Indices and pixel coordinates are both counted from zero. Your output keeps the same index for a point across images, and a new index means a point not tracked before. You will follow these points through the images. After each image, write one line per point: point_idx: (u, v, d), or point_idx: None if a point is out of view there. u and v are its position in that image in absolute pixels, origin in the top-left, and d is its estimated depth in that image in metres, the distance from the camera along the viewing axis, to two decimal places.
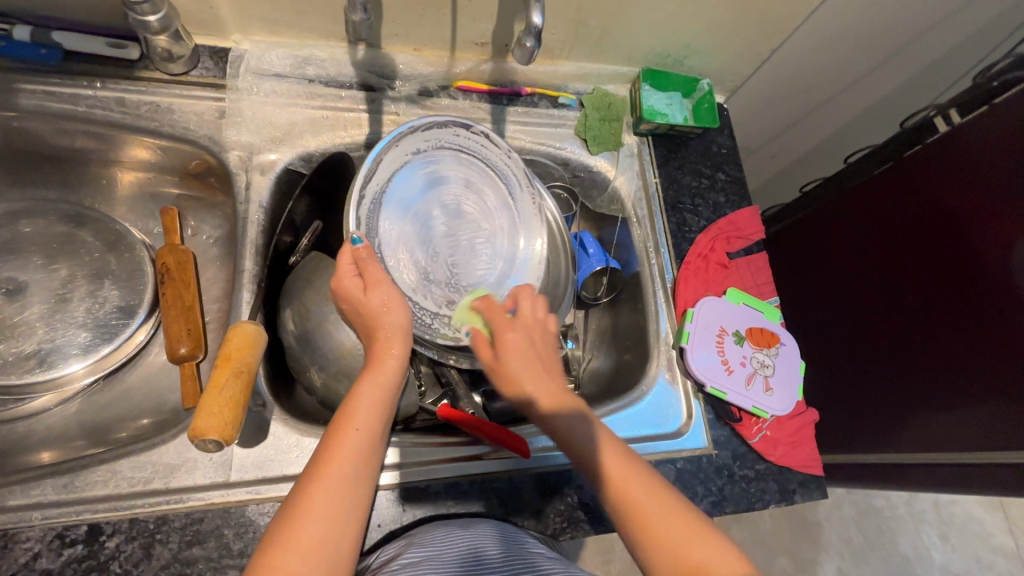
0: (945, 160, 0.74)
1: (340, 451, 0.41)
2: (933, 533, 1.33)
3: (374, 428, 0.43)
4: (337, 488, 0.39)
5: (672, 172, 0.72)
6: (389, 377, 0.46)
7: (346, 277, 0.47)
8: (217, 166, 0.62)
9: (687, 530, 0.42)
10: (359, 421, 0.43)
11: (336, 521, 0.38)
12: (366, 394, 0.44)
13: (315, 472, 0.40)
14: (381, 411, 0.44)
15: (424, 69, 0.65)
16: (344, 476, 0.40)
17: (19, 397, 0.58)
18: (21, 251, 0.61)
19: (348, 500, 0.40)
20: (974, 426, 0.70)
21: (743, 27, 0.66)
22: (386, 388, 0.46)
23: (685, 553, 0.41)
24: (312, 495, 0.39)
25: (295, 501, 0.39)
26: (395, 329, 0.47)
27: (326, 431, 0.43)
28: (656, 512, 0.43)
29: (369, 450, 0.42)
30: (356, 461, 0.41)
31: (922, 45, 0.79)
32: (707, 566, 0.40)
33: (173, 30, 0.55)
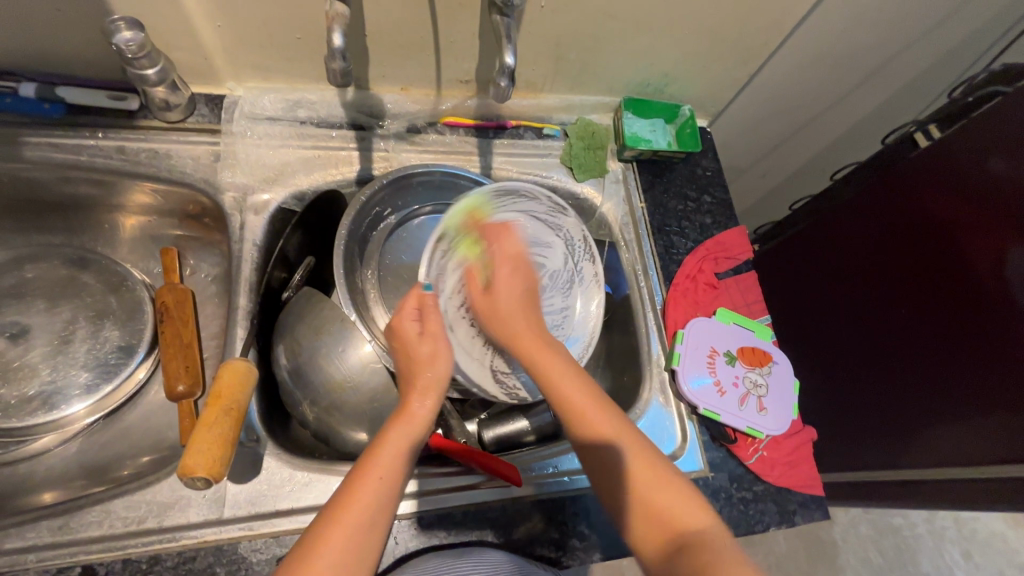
0: (929, 174, 0.75)
1: (362, 495, 0.41)
2: (957, 551, 1.29)
3: (398, 474, 0.43)
4: (358, 528, 0.40)
5: (657, 196, 0.73)
6: (418, 423, 0.46)
7: (406, 318, 0.50)
8: (212, 207, 0.64)
9: (662, 486, 0.44)
10: (386, 463, 0.42)
11: (352, 562, 0.38)
12: (396, 437, 0.44)
13: (336, 515, 0.40)
14: (405, 459, 0.44)
15: (411, 107, 0.68)
16: (365, 520, 0.40)
17: (20, 439, 0.59)
18: (26, 295, 0.63)
19: (365, 544, 0.40)
20: (980, 443, 0.69)
21: (718, 55, 0.68)
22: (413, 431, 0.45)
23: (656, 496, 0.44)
24: (332, 537, 0.39)
25: (309, 543, 0.39)
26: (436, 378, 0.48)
27: (351, 472, 0.42)
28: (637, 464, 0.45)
29: (392, 495, 0.42)
30: (380, 507, 0.41)
31: (899, 64, 0.80)
32: (681, 520, 0.43)
33: (170, 81, 0.58)
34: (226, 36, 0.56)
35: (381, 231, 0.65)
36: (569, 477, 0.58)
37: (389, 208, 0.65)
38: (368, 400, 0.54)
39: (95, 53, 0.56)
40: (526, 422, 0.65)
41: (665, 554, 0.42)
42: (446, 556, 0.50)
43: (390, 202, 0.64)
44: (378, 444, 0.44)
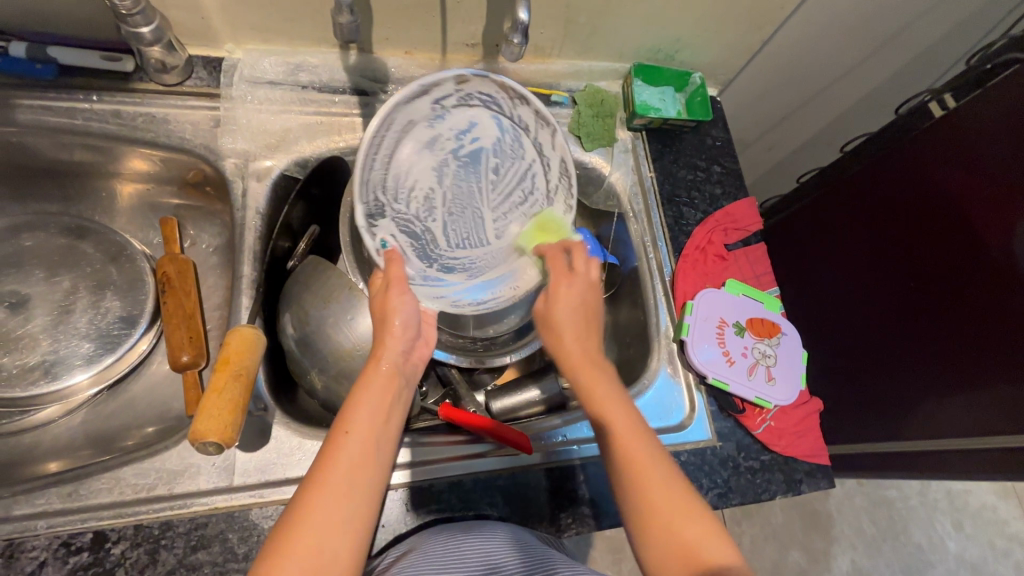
0: (941, 145, 0.74)
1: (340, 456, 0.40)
2: (948, 522, 1.32)
3: (370, 430, 0.42)
4: (338, 490, 0.39)
5: (667, 166, 0.72)
6: (387, 379, 0.46)
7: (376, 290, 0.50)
8: (213, 174, 0.63)
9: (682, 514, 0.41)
10: (360, 422, 0.42)
11: (335, 528, 0.37)
12: (365, 394, 0.44)
13: (315, 480, 0.39)
14: (372, 418, 0.43)
15: (416, 71, 0.66)
16: (339, 479, 0.39)
17: (25, 409, 0.59)
18: (24, 265, 0.62)
19: (343, 514, 0.38)
20: (984, 414, 0.70)
21: (733, 20, 0.66)
22: (382, 390, 0.45)
23: (680, 531, 0.41)
24: (309, 506, 0.38)
25: (291, 513, 0.38)
26: (401, 332, 0.48)
27: (326, 438, 0.42)
28: (660, 499, 0.42)
29: (369, 453, 0.41)
30: (357, 469, 0.40)
31: (915, 31, 0.78)
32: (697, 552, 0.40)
33: (167, 41, 0.55)
34: None
35: None
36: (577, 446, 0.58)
37: None
38: None
39: (87, 11, 0.54)
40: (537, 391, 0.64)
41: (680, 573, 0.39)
42: (456, 528, 0.50)
43: None
44: (352, 403, 0.43)
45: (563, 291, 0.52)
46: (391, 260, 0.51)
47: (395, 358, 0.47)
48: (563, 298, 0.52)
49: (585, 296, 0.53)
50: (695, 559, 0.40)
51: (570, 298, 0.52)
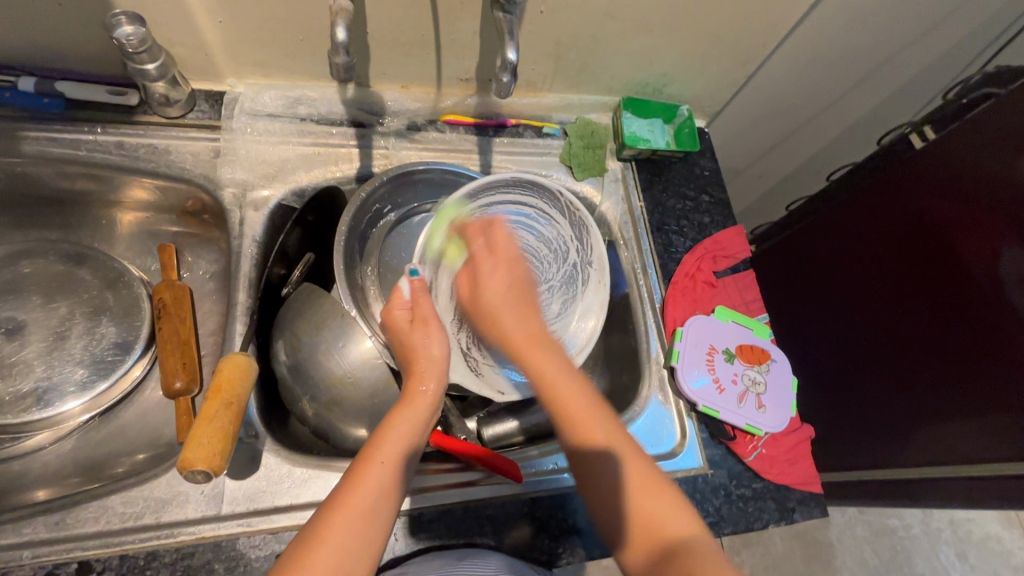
0: (924, 174, 0.75)
1: (368, 482, 0.40)
2: (952, 552, 1.29)
3: (403, 458, 0.43)
4: (361, 516, 0.39)
5: (656, 196, 0.74)
6: (423, 410, 0.46)
7: (397, 308, 0.51)
8: (212, 203, 0.64)
9: (662, 509, 0.43)
10: (391, 452, 0.42)
11: (354, 553, 0.38)
12: (399, 422, 0.45)
13: (340, 501, 0.39)
14: (407, 446, 0.44)
15: (411, 105, 0.68)
16: (369, 504, 0.39)
17: (15, 436, 0.59)
18: (21, 291, 0.63)
19: (368, 533, 0.39)
20: (973, 440, 0.70)
21: (718, 56, 0.69)
22: (419, 420, 0.46)
23: (644, 502, 0.44)
24: (335, 522, 0.38)
25: (310, 537, 0.38)
26: (439, 362, 0.49)
27: (353, 464, 0.42)
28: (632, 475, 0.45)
29: (397, 481, 0.42)
30: (384, 491, 0.41)
31: (895, 66, 0.81)
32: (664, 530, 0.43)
33: (171, 77, 0.58)
34: (227, 33, 0.56)
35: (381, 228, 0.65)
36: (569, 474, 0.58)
37: (389, 205, 0.65)
38: (369, 395, 0.54)
39: (96, 49, 0.56)
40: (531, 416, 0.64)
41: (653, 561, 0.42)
42: (446, 556, 0.50)
43: (390, 199, 0.64)
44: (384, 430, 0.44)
45: (490, 274, 0.55)
46: (415, 292, 0.52)
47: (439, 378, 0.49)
48: (490, 278, 0.55)
49: (512, 274, 0.55)
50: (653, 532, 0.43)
51: (498, 280, 0.55)
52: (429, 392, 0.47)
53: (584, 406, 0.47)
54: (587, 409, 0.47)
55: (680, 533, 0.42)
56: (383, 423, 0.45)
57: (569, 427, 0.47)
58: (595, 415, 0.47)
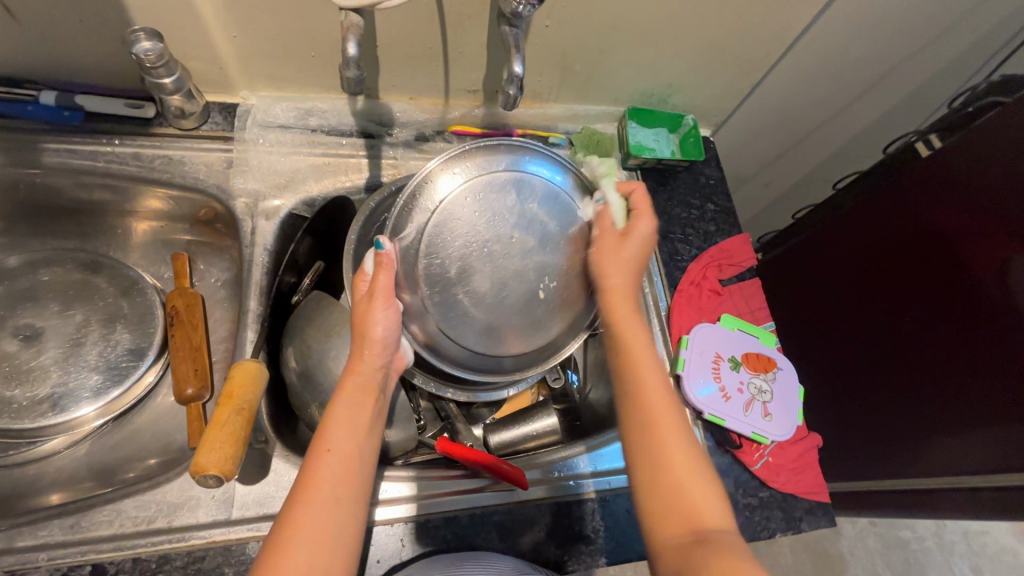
0: (931, 182, 0.75)
1: (320, 480, 0.41)
2: (965, 565, 1.27)
3: (352, 445, 0.43)
4: (322, 512, 0.39)
5: (662, 204, 0.74)
6: (361, 394, 0.46)
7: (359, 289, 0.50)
8: (224, 212, 0.65)
9: (688, 474, 0.42)
10: (337, 441, 0.42)
11: (323, 552, 0.38)
12: (343, 411, 0.44)
13: (295, 495, 0.40)
14: (351, 432, 0.44)
15: (419, 116, 0.69)
16: (327, 498, 0.40)
17: (31, 440, 0.60)
18: (39, 298, 0.64)
19: (332, 525, 0.39)
20: (985, 452, 0.70)
21: (722, 67, 0.70)
22: (358, 403, 0.45)
23: (688, 497, 0.41)
24: (297, 519, 0.39)
25: (277, 532, 0.38)
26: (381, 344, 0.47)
27: (301, 466, 0.42)
28: (674, 446, 0.43)
29: (350, 468, 0.42)
30: (340, 481, 0.41)
31: (900, 75, 0.82)
32: (700, 514, 0.41)
33: (187, 90, 0.59)
34: (242, 47, 0.57)
35: None
36: (574, 482, 0.58)
37: None
38: None
39: (115, 64, 0.58)
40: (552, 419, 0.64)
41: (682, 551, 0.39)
42: (448, 558, 0.50)
43: None
44: (326, 420, 0.44)
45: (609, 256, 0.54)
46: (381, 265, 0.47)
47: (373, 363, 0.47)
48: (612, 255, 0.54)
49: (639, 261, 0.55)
50: (691, 520, 0.41)
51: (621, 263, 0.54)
52: (359, 377, 0.46)
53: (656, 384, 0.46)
54: (656, 390, 0.46)
55: (714, 523, 0.40)
56: (327, 413, 0.44)
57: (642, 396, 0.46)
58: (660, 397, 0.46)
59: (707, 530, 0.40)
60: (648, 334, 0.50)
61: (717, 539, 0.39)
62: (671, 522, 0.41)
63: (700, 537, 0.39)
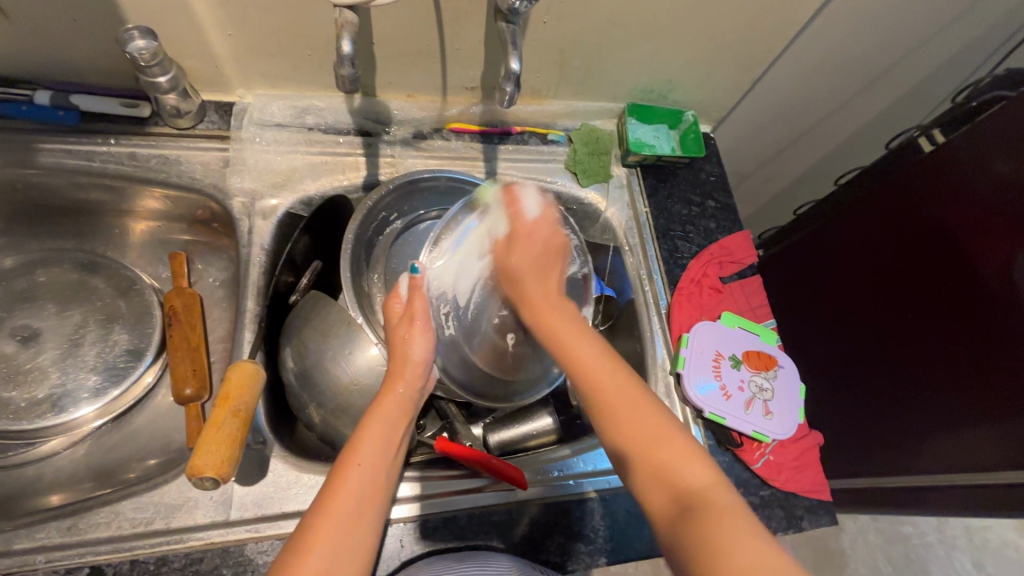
0: (934, 177, 0.75)
1: (350, 487, 0.41)
2: (968, 561, 1.27)
3: (381, 461, 0.44)
4: (347, 525, 0.39)
5: (661, 201, 0.74)
6: (395, 409, 0.47)
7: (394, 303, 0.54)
8: (221, 212, 0.65)
9: (664, 445, 0.42)
10: (367, 456, 0.43)
11: (343, 556, 0.38)
12: (377, 428, 0.45)
13: (322, 508, 0.39)
14: (383, 450, 0.44)
15: (417, 113, 0.69)
16: (349, 514, 0.40)
17: (30, 441, 0.60)
18: (37, 299, 0.64)
19: (352, 540, 0.39)
20: (986, 449, 0.69)
21: (722, 62, 0.69)
22: (389, 421, 0.46)
23: (658, 453, 0.41)
24: (321, 533, 0.38)
25: (295, 542, 0.38)
26: (416, 366, 0.51)
27: (331, 471, 0.42)
28: (641, 428, 0.43)
29: (376, 486, 0.42)
30: (366, 497, 0.41)
31: (902, 69, 0.81)
32: (680, 476, 0.40)
33: (182, 89, 0.59)
34: (237, 44, 0.57)
35: (388, 235, 0.65)
36: (574, 481, 0.58)
37: (395, 213, 0.65)
38: None
39: (110, 63, 0.58)
40: (549, 420, 0.64)
41: (673, 513, 0.39)
42: (447, 559, 0.50)
43: (396, 207, 0.65)
44: (358, 436, 0.44)
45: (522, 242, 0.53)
46: (414, 289, 0.54)
47: (405, 385, 0.49)
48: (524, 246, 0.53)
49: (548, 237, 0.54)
50: (670, 486, 0.40)
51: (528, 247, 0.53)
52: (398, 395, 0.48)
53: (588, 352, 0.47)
54: (590, 355, 0.46)
55: (694, 483, 0.40)
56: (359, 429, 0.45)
57: (579, 369, 0.46)
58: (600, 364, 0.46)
59: (688, 489, 0.40)
60: (574, 313, 0.51)
61: (706, 504, 0.39)
62: (654, 493, 0.41)
63: (686, 505, 0.39)
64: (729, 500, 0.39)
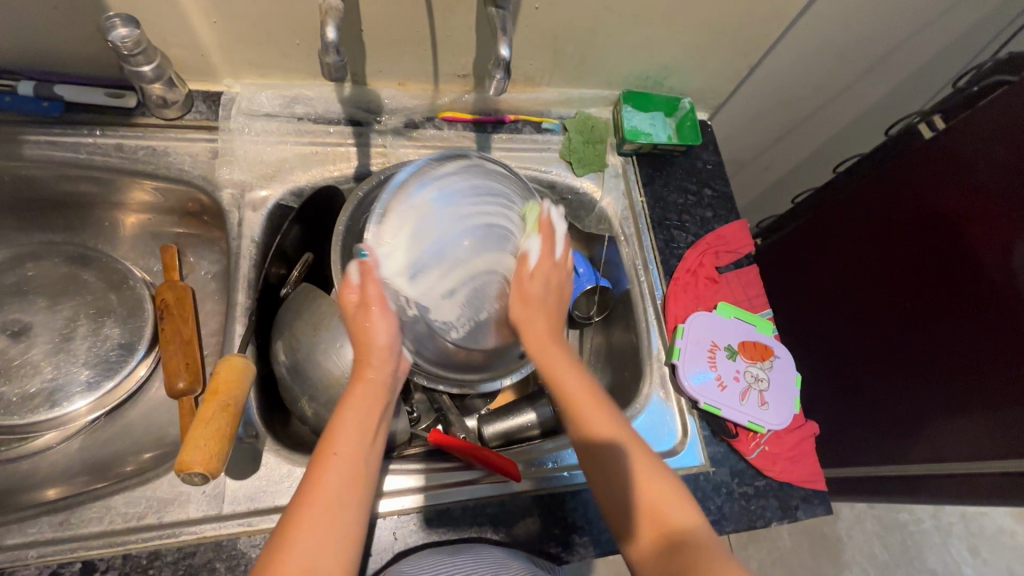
0: (933, 164, 0.74)
1: (329, 478, 0.40)
2: (963, 547, 1.28)
3: (357, 449, 0.42)
4: (326, 510, 0.39)
5: (657, 190, 0.73)
6: (371, 398, 0.45)
7: (348, 291, 0.48)
8: (211, 204, 0.64)
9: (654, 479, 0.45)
10: (343, 443, 0.42)
11: (327, 551, 0.38)
12: (352, 415, 0.43)
13: (301, 497, 0.39)
14: (360, 439, 0.43)
15: (409, 102, 0.68)
16: (329, 502, 0.39)
17: (23, 436, 0.60)
18: (27, 294, 0.64)
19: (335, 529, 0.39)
20: (981, 438, 0.69)
21: (719, 47, 0.67)
22: (367, 407, 0.44)
23: (645, 488, 0.45)
24: (302, 522, 0.38)
25: (280, 531, 0.38)
26: (383, 351, 0.47)
27: (310, 463, 0.41)
28: (645, 473, 0.46)
29: (356, 472, 0.41)
30: (346, 483, 0.41)
31: (904, 54, 0.79)
32: (665, 511, 0.44)
33: (167, 79, 0.58)
34: (222, 32, 0.56)
35: None
36: (568, 472, 0.58)
37: None
38: None
39: (93, 52, 0.57)
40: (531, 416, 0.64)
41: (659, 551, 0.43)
42: (440, 552, 0.50)
43: None
44: (332, 425, 0.43)
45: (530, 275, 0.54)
46: (364, 273, 0.48)
47: (377, 364, 0.46)
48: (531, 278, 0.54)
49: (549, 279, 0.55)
50: (657, 525, 0.44)
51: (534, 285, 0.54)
52: (370, 380, 0.46)
53: (578, 392, 0.48)
54: (582, 397, 0.48)
55: (681, 520, 0.44)
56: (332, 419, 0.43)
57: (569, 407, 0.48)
58: (591, 408, 0.48)
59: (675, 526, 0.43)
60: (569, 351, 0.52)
61: (689, 537, 0.43)
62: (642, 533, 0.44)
63: (674, 541, 0.43)
64: (710, 536, 0.43)
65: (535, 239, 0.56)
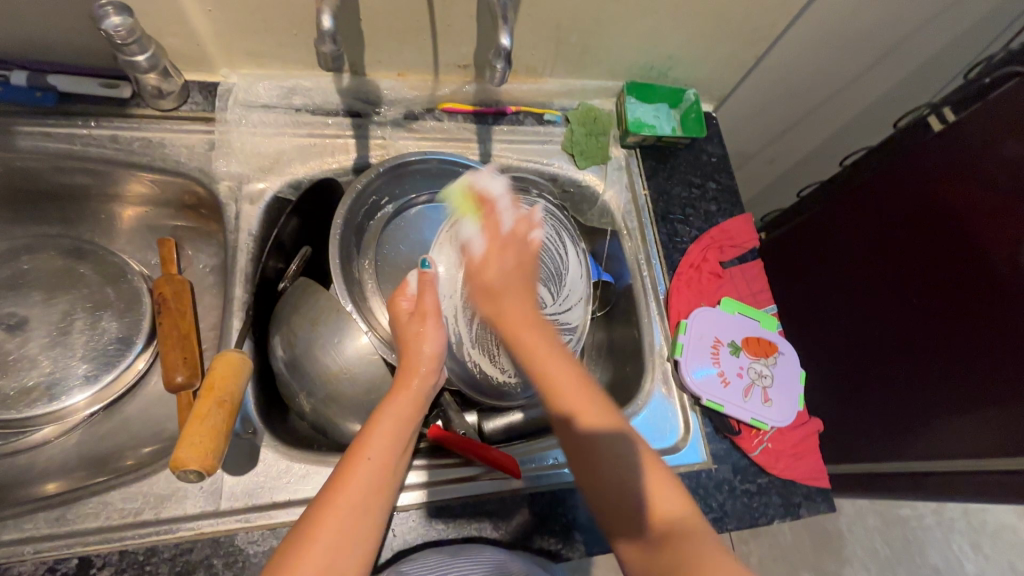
0: (942, 158, 0.72)
1: (357, 481, 0.41)
2: (965, 543, 1.27)
3: (390, 456, 0.43)
4: (352, 515, 0.39)
5: (661, 183, 0.72)
6: (409, 409, 0.47)
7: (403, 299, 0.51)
8: (208, 196, 0.64)
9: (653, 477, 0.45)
10: (377, 451, 0.43)
11: (348, 550, 0.38)
12: (387, 424, 0.45)
13: (328, 498, 0.40)
14: (394, 448, 0.44)
15: (408, 93, 0.66)
16: (357, 505, 0.40)
17: (21, 430, 0.59)
18: (23, 287, 0.63)
19: (357, 533, 0.39)
20: (982, 435, 0.69)
21: (726, 37, 0.66)
22: (404, 417, 0.46)
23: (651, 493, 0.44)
24: (325, 523, 0.38)
25: (302, 526, 0.38)
26: (429, 359, 0.49)
27: (338, 466, 0.42)
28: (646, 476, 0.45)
29: (385, 480, 0.42)
30: (372, 488, 0.41)
31: (913, 44, 0.78)
32: (660, 505, 0.44)
33: (162, 68, 0.57)
34: (218, 21, 0.54)
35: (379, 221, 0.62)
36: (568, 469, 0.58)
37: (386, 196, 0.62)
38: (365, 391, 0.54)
39: (87, 41, 0.55)
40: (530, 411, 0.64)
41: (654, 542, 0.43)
42: (439, 548, 0.49)
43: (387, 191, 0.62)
44: (369, 428, 0.44)
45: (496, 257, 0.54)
46: (422, 283, 0.52)
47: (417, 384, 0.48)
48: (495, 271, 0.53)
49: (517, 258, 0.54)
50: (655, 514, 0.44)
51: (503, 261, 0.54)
52: (413, 392, 0.47)
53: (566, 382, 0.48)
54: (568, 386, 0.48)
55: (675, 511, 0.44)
56: (368, 424, 0.44)
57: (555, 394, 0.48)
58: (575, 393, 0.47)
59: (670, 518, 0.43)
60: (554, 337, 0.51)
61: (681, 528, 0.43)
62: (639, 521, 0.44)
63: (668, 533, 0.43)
64: (706, 534, 0.43)
65: (487, 232, 0.56)
